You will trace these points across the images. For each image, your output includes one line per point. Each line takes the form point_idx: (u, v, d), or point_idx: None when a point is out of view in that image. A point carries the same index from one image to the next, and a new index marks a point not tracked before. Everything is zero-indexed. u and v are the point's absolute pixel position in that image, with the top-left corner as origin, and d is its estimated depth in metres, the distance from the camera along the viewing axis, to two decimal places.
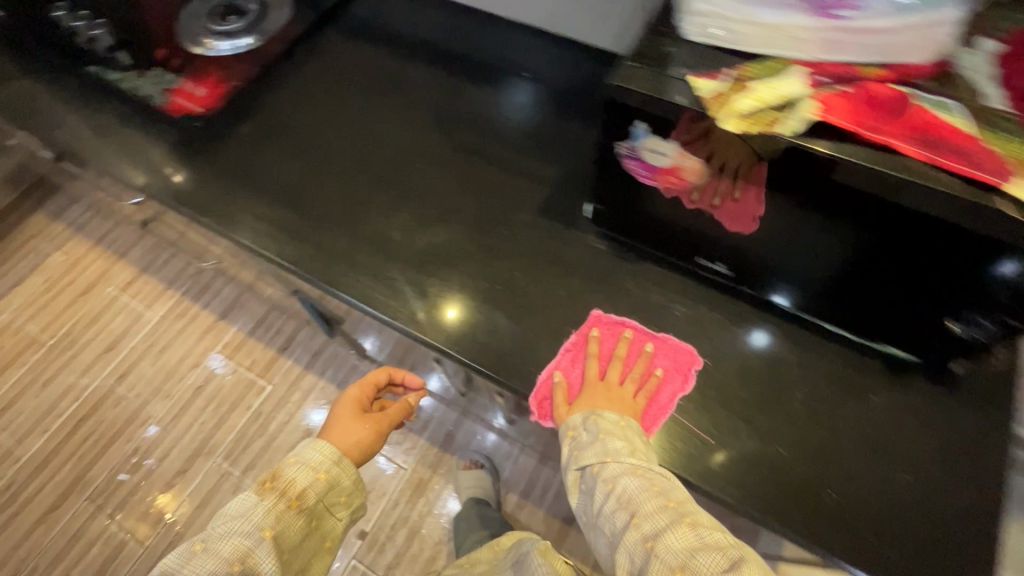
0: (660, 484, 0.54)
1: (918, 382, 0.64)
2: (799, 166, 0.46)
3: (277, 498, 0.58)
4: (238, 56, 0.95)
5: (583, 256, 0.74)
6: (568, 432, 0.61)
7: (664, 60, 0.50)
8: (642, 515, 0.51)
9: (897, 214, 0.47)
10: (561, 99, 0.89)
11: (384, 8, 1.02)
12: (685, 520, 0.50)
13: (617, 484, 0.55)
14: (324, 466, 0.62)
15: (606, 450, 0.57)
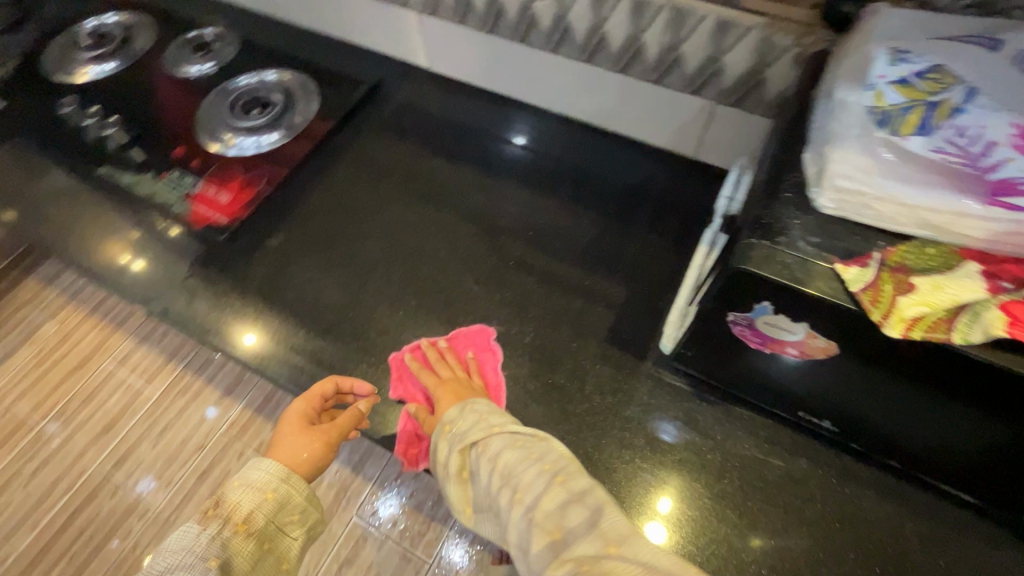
0: (542, 454, 0.52)
1: None
2: (964, 374, 0.40)
3: (220, 525, 0.51)
4: (265, 155, 0.89)
5: (660, 394, 0.67)
6: (444, 429, 0.60)
7: (798, 235, 0.44)
8: (521, 475, 0.51)
9: None
10: (616, 204, 0.84)
11: (419, 100, 0.97)
12: (564, 486, 0.49)
13: (498, 458, 0.53)
14: (270, 484, 0.55)
15: (487, 430, 0.56)
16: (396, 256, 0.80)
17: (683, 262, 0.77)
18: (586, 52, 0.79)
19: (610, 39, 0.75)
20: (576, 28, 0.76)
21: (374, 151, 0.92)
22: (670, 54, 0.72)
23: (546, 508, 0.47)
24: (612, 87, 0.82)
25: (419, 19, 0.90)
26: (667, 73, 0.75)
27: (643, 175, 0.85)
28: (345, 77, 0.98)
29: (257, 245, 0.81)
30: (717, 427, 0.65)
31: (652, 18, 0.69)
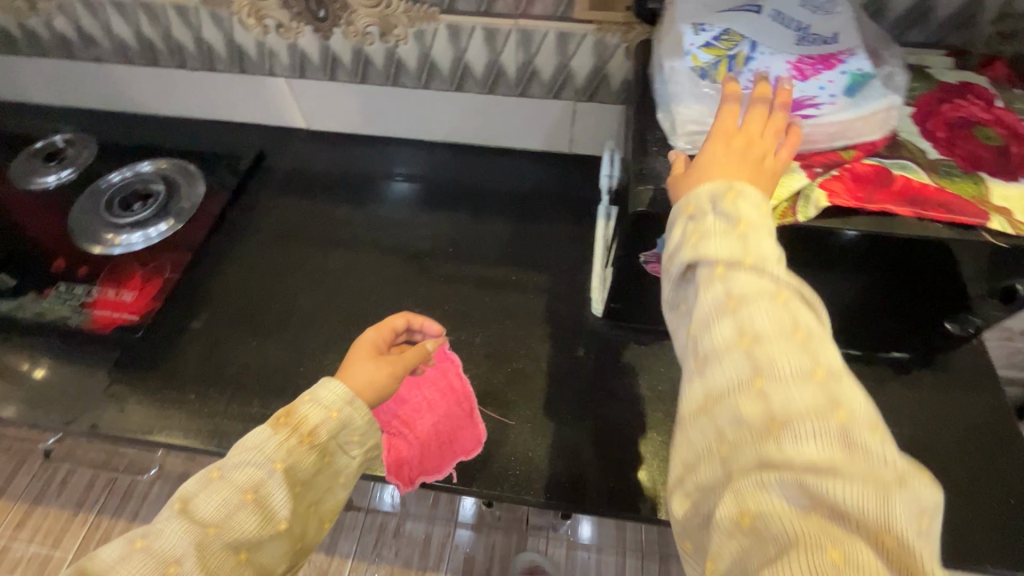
0: (810, 336, 0.38)
1: (921, 374, 0.73)
2: (816, 242, 0.53)
3: (289, 434, 0.50)
4: (160, 245, 0.86)
5: (606, 351, 0.76)
6: (687, 209, 0.45)
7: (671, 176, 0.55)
8: (770, 351, 0.37)
9: (904, 260, 0.54)
10: (518, 205, 0.93)
11: (306, 158, 1.00)
12: (836, 415, 0.34)
13: (744, 307, 0.39)
14: (337, 405, 0.52)
15: (743, 251, 0.41)
16: (330, 303, 0.81)
17: (589, 239, 0.88)
18: (455, 82, 0.88)
19: (473, 66, 0.85)
20: (441, 62, 0.85)
21: (276, 215, 0.92)
22: (528, 68, 0.84)
23: (794, 420, 0.34)
24: (484, 107, 0.91)
25: (288, 84, 0.94)
26: (529, 84, 0.86)
27: (531, 177, 0.95)
28: (225, 153, 0.99)
29: (177, 333, 0.78)
30: (660, 363, 0.74)
31: (505, 41, 0.80)
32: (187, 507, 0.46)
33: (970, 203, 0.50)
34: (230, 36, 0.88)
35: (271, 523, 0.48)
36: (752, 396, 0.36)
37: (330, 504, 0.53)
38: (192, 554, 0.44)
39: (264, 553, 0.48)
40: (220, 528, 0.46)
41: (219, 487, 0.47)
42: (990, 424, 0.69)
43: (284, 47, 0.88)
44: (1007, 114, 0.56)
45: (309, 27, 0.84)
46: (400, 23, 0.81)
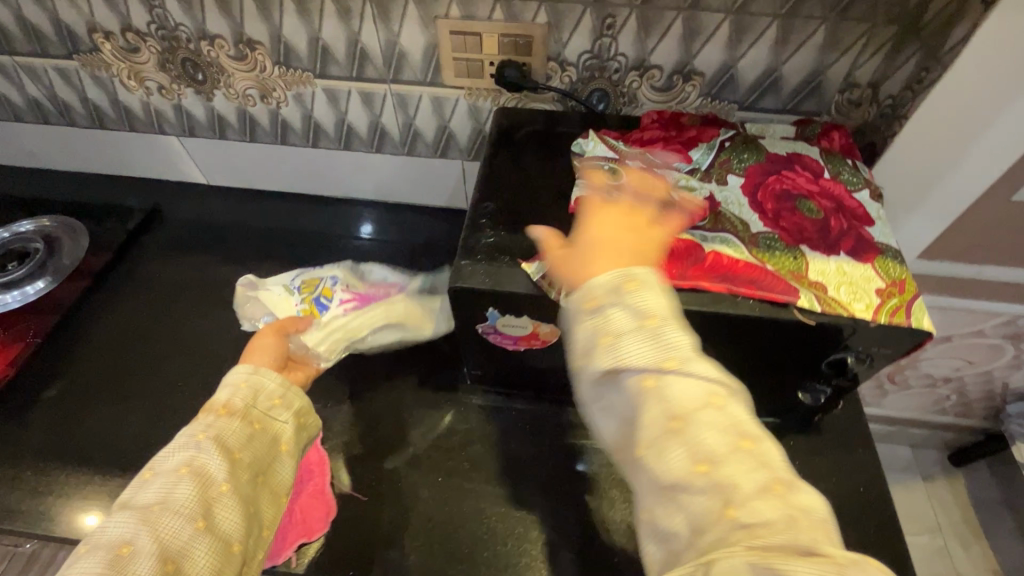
0: (752, 442, 0.38)
1: (793, 437, 0.71)
2: None
3: (206, 415, 0.52)
4: (28, 307, 0.83)
5: (475, 418, 0.73)
6: (589, 303, 0.42)
7: (493, 251, 0.54)
8: (721, 467, 0.37)
9: (731, 337, 0.52)
10: (410, 262, 0.92)
11: (200, 214, 0.98)
12: (797, 518, 0.35)
13: (690, 425, 0.39)
14: (243, 376, 0.55)
15: (667, 355, 0.40)
16: (197, 367, 0.78)
17: None
18: (342, 140, 0.88)
19: (356, 126, 0.85)
20: (325, 123, 0.85)
21: (160, 273, 0.90)
22: (409, 129, 0.84)
23: (768, 538, 0.34)
24: (375, 164, 0.91)
25: (180, 141, 0.93)
26: (414, 142, 0.86)
27: (426, 232, 0.95)
28: (115, 209, 0.97)
29: (31, 402, 0.75)
30: (529, 429, 0.72)
31: (382, 104, 0.81)
32: (128, 503, 0.47)
33: (783, 279, 0.50)
34: (114, 96, 0.87)
35: (211, 487, 0.48)
36: (716, 513, 0.36)
37: (281, 474, 0.54)
38: (142, 531, 0.44)
39: (224, 521, 0.48)
40: (163, 503, 0.46)
41: (155, 479, 0.48)
42: (859, 492, 0.68)
43: (170, 107, 0.88)
44: (834, 185, 0.58)
45: (191, 89, 0.84)
46: (278, 86, 0.81)
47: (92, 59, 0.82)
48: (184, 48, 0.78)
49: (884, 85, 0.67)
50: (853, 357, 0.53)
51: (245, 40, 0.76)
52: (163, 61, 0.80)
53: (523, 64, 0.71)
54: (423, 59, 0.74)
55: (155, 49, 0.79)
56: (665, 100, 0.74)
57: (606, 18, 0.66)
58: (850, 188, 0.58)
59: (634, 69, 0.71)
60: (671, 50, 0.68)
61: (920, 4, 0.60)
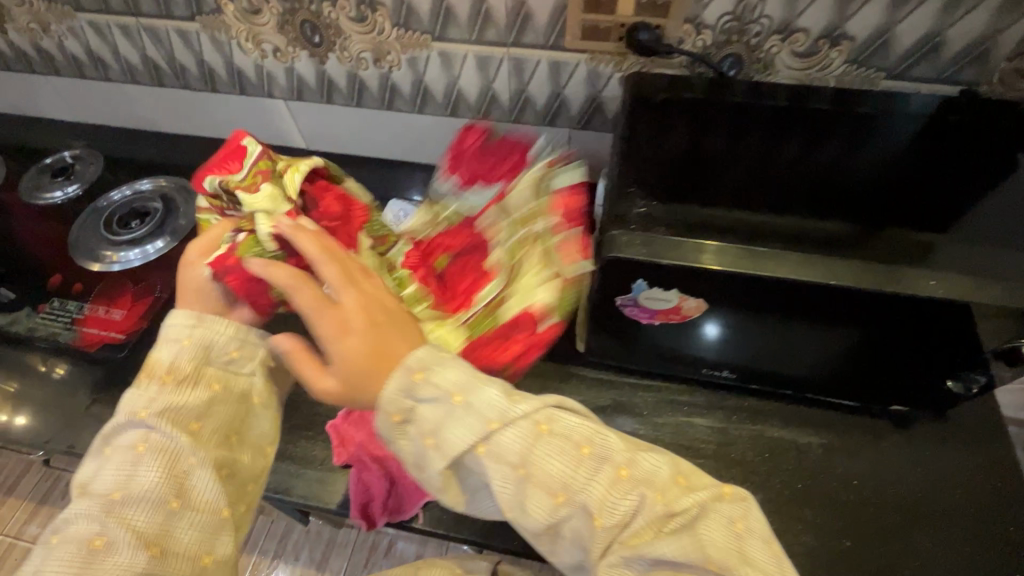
0: (590, 446, 0.45)
1: (926, 428, 0.68)
2: (781, 291, 0.52)
3: (150, 383, 0.52)
4: (152, 264, 0.87)
5: (588, 392, 0.72)
6: (394, 417, 0.45)
7: (640, 225, 0.55)
8: (575, 491, 0.44)
9: (875, 311, 0.52)
10: None
11: None
12: (653, 493, 0.44)
13: (529, 466, 0.44)
14: (185, 333, 0.54)
15: (486, 419, 0.44)
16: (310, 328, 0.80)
17: None
18: (449, 106, 0.87)
19: (466, 92, 0.84)
20: (435, 88, 0.85)
21: None
22: (520, 96, 0.82)
23: (635, 530, 0.44)
24: None
25: (287, 106, 0.95)
26: (522, 110, 0.85)
27: None
28: None
29: None
30: (642, 403, 0.71)
31: (497, 69, 0.79)
32: (89, 487, 0.50)
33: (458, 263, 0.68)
34: (229, 59, 0.89)
35: (173, 461, 0.49)
36: (587, 523, 0.44)
37: (254, 429, 0.56)
38: (109, 522, 0.46)
39: (200, 491, 0.49)
40: (122, 489, 0.48)
41: (114, 457, 0.50)
42: (1001, 490, 0.64)
43: (282, 70, 0.88)
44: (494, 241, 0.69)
45: (305, 53, 0.84)
46: (393, 50, 0.80)
47: (213, 21, 0.83)
48: (305, 11, 0.78)
49: None
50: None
51: (367, 2, 0.75)
52: (282, 23, 0.81)
53: (657, 27, 0.68)
54: (548, 22, 0.72)
55: (277, 11, 0.79)
56: (805, 67, 0.69)
57: None
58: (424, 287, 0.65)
59: (777, 33, 0.67)
60: (824, 12, 0.64)
61: None
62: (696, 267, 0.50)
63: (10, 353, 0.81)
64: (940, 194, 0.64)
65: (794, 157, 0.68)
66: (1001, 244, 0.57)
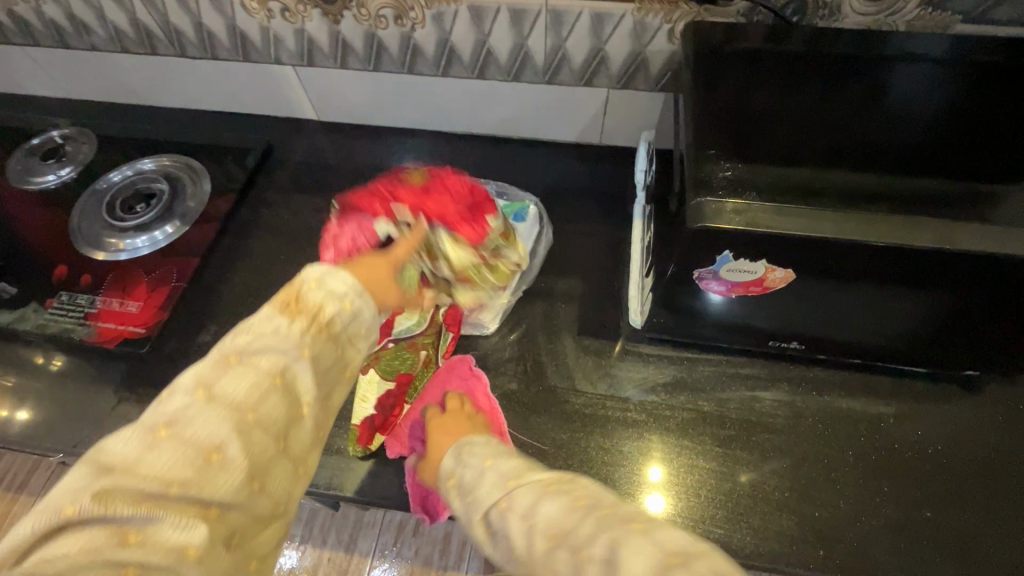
0: (585, 496, 0.43)
1: (994, 391, 0.66)
2: (881, 258, 0.49)
3: (304, 321, 0.46)
4: (165, 251, 0.81)
5: (645, 368, 0.70)
6: (450, 481, 0.50)
7: (732, 188, 0.51)
8: (569, 532, 0.40)
9: (977, 274, 0.49)
10: (547, 202, 0.86)
11: (317, 152, 0.94)
12: (635, 525, 0.39)
13: (535, 511, 0.42)
14: (348, 296, 0.48)
15: (506, 479, 0.45)
16: None
17: (623, 242, 0.81)
18: (476, 69, 0.80)
19: (496, 51, 0.77)
20: (462, 47, 0.78)
21: (286, 217, 0.88)
22: (557, 53, 0.76)
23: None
24: (507, 96, 0.84)
25: (297, 72, 0.87)
26: (558, 70, 0.78)
27: (559, 169, 0.88)
28: (231, 147, 0.93)
29: (187, 348, 0.75)
30: (703, 377, 0.69)
31: (533, 24, 0.72)
32: (211, 394, 0.42)
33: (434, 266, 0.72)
34: (232, 21, 0.81)
35: (297, 404, 0.45)
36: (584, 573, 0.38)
37: (343, 400, 0.50)
38: (235, 440, 0.41)
39: (300, 440, 0.45)
40: (255, 412, 0.42)
41: (242, 372, 0.43)
42: None
43: (291, 33, 0.80)
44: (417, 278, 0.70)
45: (317, 11, 0.77)
46: (417, 4, 0.73)
47: None
48: None
49: None
50: None
51: None
52: None
53: None
54: None
55: None
56: (874, 12, 0.64)
57: None
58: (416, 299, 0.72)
59: None
60: None
61: None
62: (792, 233, 0.48)
63: (19, 352, 0.75)
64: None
65: (863, 104, 0.60)
66: None
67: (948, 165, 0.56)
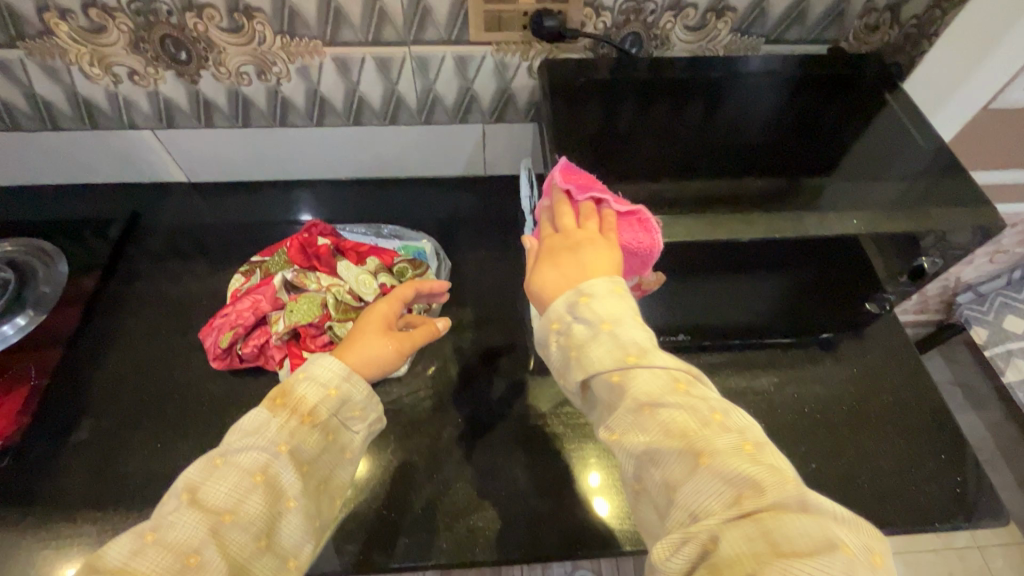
0: (720, 413, 0.38)
1: (847, 347, 0.77)
2: (733, 248, 0.56)
3: (288, 415, 0.44)
4: (20, 347, 0.72)
5: (555, 382, 0.73)
6: (606, 327, 0.42)
7: None
8: (706, 442, 0.36)
9: (813, 251, 0.57)
10: (442, 237, 0.88)
11: (192, 214, 0.89)
12: (788, 483, 0.34)
13: (655, 410, 0.38)
14: (333, 382, 0.47)
15: (708, 404, 0.39)
16: (238, 378, 0.71)
17: (520, 266, 0.84)
18: (351, 115, 0.81)
19: (368, 98, 0.78)
20: (333, 97, 0.78)
21: (164, 288, 0.81)
22: (429, 95, 0.78)
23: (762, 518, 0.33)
24: (387, 139, 0.85)
25: (157, 136, 0.82)
26: (432, 110, 0.81)
27: (449, 203, 0.91)
28: (93, 222, 0.86)
29: (58, 451, 0.67)
30: None
31: (400, 69, 0.74)
32: (196, 497, 0.40)
33: (334, 316, 0.66)
34: (71, 89, 0.74)
35: (281, 500, 0.42)
36: (703, 483, 0.35)
37: (342, 481, 0.48)
38: (211, 543, 0.39)
39: (287, 538, 0.42)
40: (234, 514, 0.40)
41: (225, 473, 0.41)
42: (913, 387, 0.74)
43: (143, 96, 0.76)
44: (316, 330, 0.66)
45: (171, 72, 0.73)
46: (279, 59, 0.72)
47: (42, 47, 0.69)
48: (165, 24, 0.67)
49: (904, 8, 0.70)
50: (930, 261, 0.58)
51: (241, 9, 0.66)
52: (136, 41, 0.69)
53: (560, 12, 0.68)
54: (449, 16, 0.68)
55: (127, 27, 0.67)
56: (696, 40, 0.73)
57: None
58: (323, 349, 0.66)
59: (670, 9, 0.70)
60: None
61: None
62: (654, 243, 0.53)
63: None
64: (844, 127, 0.67)
65: (705, 118, 0.68)
66: (881, 160, 0.64)
67: (782, 159, 0.64)
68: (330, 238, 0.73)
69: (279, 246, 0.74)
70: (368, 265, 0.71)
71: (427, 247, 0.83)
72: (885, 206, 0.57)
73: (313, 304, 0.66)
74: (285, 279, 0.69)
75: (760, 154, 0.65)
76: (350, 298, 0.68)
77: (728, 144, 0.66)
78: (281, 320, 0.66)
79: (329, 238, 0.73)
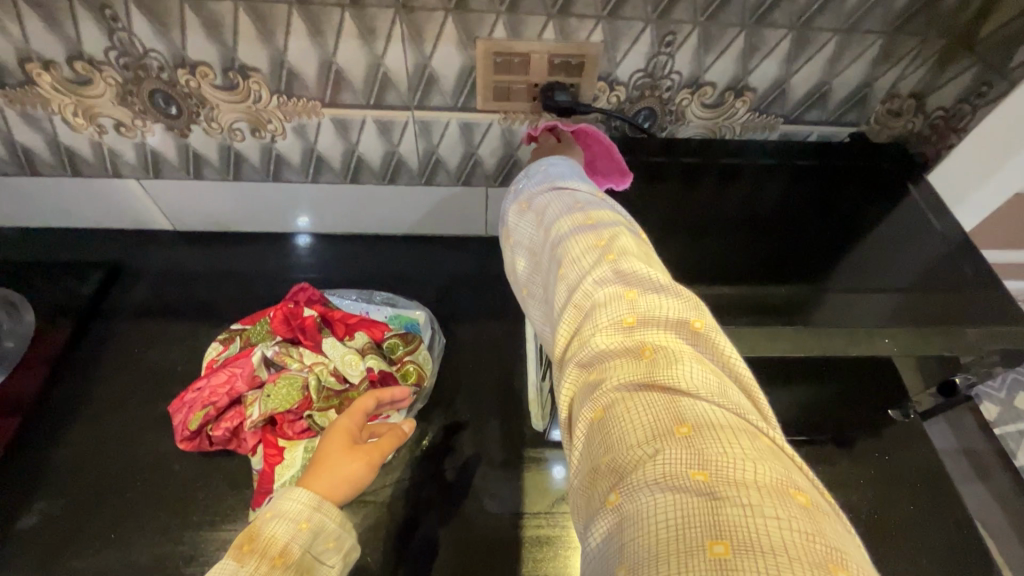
0: (597, 223, 0.41)
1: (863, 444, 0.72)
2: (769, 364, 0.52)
3: (257, 561, 0.40)
4: None
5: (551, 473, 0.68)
6: (530, 178, 0.50)
7: None
8: (567, 248, 0.40)
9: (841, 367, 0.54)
10: (437, 302, 0.84)
11: (174, 264, 0.84)
12: (620, 269, 0.36)
13: (546, 227, 0.43)
14: (304, 514, 0.44)
15: (602, 245, 0.39)
16: (207, 458, 0.65)
17: (518, 337, 0.80)
18: (348, 174, 0.77)
19: (367, 158, 0.74)
20: (330, 156, 0.74)
21: (138, 348, 0.76)
22: (431, 158, 0.75)
23: (593, 318, 0.35)
24: (385, 198, 0.81)
25: (142, 185, 0.78)
26: (434, 172, 0.77)
27: (446, 265, 0.86)
28: (68, 271, 0.81)
29: (5, 536, 0.61)
30: None
31: (402, 133, 0.71)
32: None
33: (313, 402, 0.62)
34: (53, 137, 0.70)
35: None
36: (559, 286, 0.39)
37: None
38: None
39: None
40: None
41: None
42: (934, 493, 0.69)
43: (129, 147, 0.72)
44: (293, 417, 0.61)
45: (159, 125, 0.69)
46: (274, 118, 0.69)
47: (22, 95, 0.65)
48: (155, 79, 0.63)
49: (930, 97, 0.67)
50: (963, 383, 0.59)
51: (237, 67, 0.62)
52: (124, 94, 0.65)
53: (571, 86, 0.65)
54: (455, 83, 0.65)
55: (115, 80, 0.64)
56: (713, 117, 0.70)
57: (666, 35, 0.61)
58: (301, 439, 0.61)
59: (687, 87, 0.67)
60: (727, 66, 0.64)
61: (978, 17, 0.59)
62: None
63: None
64: (865, 223, 0.64)
65: (719, 204, 0.65)
66: (898, 269, 0.60)
67: (796, 261, 0.60)
68: (317, 308, 0.68)
69: (262, 314, 0.69)
70: (355, 343, 0.67)
71: (421, 318, 0.78)
72: (909, 317, 0.55)
73: (292, 389, 0.62)
74: (265, 356, 0.64)
75: (777, 245, 0.62)
76: (332, 382, 0.63)
77: (748, 234, 0.62)
78: (257, 404, 0.62)
79: (316, 308, 0.68)
